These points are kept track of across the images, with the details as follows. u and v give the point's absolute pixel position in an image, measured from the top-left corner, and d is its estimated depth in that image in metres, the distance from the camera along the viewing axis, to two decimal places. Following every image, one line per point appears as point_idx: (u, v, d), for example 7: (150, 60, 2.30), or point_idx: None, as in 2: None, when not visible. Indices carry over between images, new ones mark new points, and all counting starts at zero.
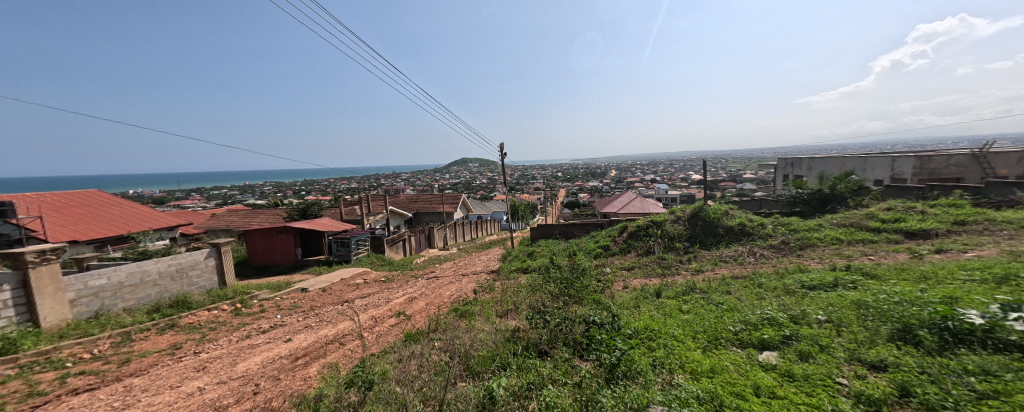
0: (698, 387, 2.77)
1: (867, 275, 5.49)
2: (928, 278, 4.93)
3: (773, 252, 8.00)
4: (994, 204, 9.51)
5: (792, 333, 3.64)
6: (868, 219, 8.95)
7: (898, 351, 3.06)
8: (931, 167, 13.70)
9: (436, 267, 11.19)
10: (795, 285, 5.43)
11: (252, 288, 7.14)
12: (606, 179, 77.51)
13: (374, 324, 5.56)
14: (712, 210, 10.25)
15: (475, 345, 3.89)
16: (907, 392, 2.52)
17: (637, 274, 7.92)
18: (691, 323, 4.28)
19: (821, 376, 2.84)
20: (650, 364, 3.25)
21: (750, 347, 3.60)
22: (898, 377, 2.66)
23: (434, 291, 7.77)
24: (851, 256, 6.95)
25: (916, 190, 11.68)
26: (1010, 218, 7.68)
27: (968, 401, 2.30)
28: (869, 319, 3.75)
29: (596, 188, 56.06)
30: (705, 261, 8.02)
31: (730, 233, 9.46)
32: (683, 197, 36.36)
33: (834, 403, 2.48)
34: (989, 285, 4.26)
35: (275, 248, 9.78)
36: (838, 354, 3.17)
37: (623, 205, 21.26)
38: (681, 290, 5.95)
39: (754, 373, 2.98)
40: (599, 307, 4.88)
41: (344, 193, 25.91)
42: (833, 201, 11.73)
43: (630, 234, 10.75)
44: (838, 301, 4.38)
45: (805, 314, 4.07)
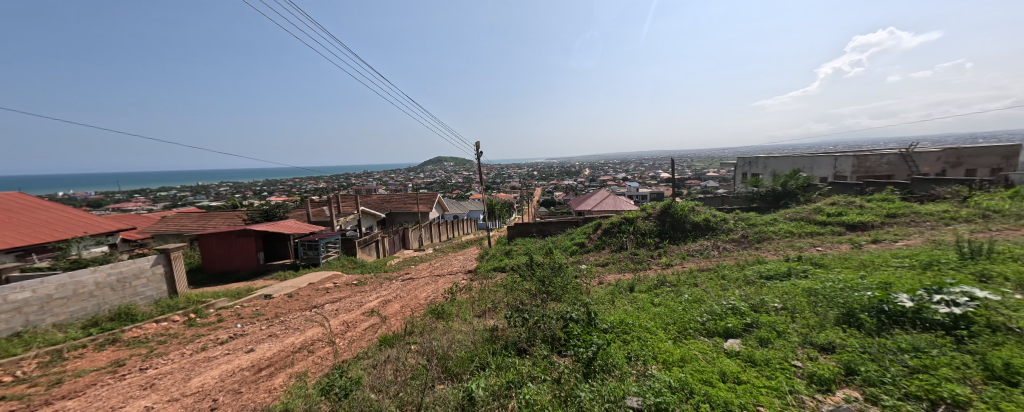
0: (669, 376, 2.87)
1: (816, 264, 5.96)
2: (866, 265, 5.44)
3: (735, 245, 8.48)
4: (919, 198, 10.63)
5: (753, 321, 3.87)
6: (817, 213, 9.72)
7: (844, 334, 3.34)
8: (868, 165, 15.13)
9: (411, 268, 10.94)
10: (755, 275, 5.79)
11: (208, 296, 6.62)
12: (580, 178, 79.09)
13: (345, 329, 5.34)
14: (680, 205, 10.66)
15: (453, 346, 3.83)
16: (852, 371, 2.75)
17: (611, 269, 8.15)
18: (662, 315, 4.45)
19: (779, 360, 3.04)
20: (625, 357, 3.34)
21: (716, 336, 3.79)
22: (844, 357, 2.90)
23: (408, 293, 7.56)
24: (802, 247, 7.53)
25: (856, 186, 12.82)
26: (933, 211, 8.61)
27: (903, 376, 2.55)
28: (818, 304, 4.07)
29: (571, 187, 57.11)
30: (674, 255, 8.38)
31: (696, 228, 9.92)
32: (652, 195, 37.81)
33: (791, 384, 2.66)
34: (917, 271, 4.75)
35: (234, 253, 9.12)
36: (794, 339, 3.40)
37: (597, 202, 21.77)
38: (652, 284, 6.18)
39: (720, 360, 3.14)
40: (575, 304, 4.96)
41: (311, 193, 24.68)
42: (786, 197, 12.65)
43: (604, 231, 11.05)
44: (792, 290, 4.72)
45: (764, 303, 4.34)
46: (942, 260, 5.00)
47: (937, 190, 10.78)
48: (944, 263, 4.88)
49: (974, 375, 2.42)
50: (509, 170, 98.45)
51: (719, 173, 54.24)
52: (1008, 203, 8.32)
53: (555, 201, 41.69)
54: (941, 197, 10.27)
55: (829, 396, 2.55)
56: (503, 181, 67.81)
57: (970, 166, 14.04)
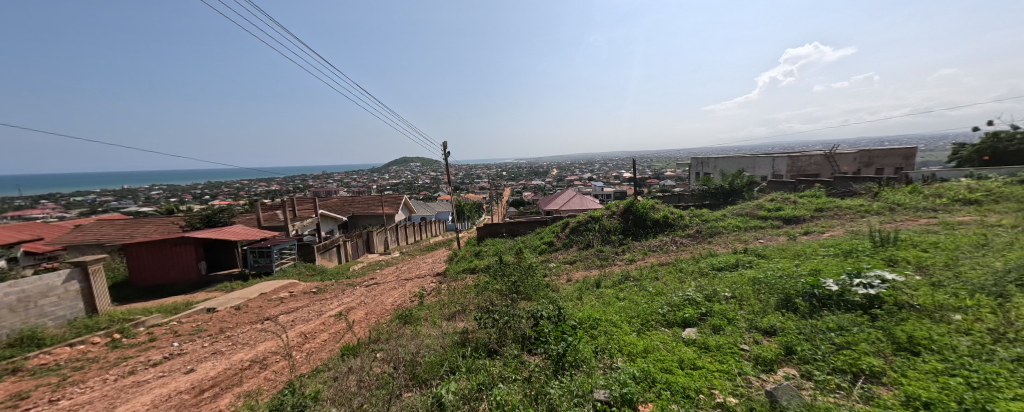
0: (634, 367, 2.99)
1: (760, 255, 6.55)
2: (800, 254, 6.07)
3: (691, 240, 9.07)
4: (841, 194, 12.04)
5: (706, 310, 4.16)
6: (759, 208, 10.66)
7: (783, 317, 3.69)
8: (799, 165, 16.85)
9: (376, 273, 10.50)
10: (708, 267, 6.24)
11: (137, 313, 5.89)
12: (547, 177, 80.56)
13: (302, 340, 4.99)
14: (642, 203, 11.15)
15: (421, 352, 3.72)
16: (790, 351, 3.03)
17: (579, 267, 8.38)
18: (627, 309, 4.65)
19: (729, 345, 3.29)
20: (592, 351, 3.45)
21: (675, 326, 4.01)
22: (784, 339, 3.19)
23: (373, 299, 7.25)
24: (747, 240, 8.24)
25: (791, 184, 14.25)
26: (851, 204, 9.80)
27: (832, 352, 2.86)
28: (761, 292, 4.46)
29: (538, 187, 57.81)
30: (636, 251, 8.79)
31: (657, 225, 10.46)
32: (616, 194, 39.46)
33: (740, 367, 2.88)
34: (840, 258, 5.37)
35: (169, 264, 8.20)
36: (741, 324, 3.70)
37: (563, 202, 22.25)
38: (617, 279, 6.43)
39: (678, 349, 3.33)
40: (544, 302, 5.03)
41: (261, 196, 22.85)
42: (734, 195, 13.76)
43: (571, 230, 11.33)
44: (739, 279, 5.13)
45: (716, 292, 4.68)
46: (860, 248, 5.70)
47: (855, 186, 12.27)
48: (861, 250, 5.57)
49: (887, 347, 2.78)
50: (477, 170, 97.82)
51: (675, 172, 57.86)
52: (908, 197, 9.66)
53: (524, 201, 42.10)
54: (857, 193, 11.70)
55: (773, 375, 2.80)
56: (471, 182, 67.23)
57: (877, 165, 16.15)
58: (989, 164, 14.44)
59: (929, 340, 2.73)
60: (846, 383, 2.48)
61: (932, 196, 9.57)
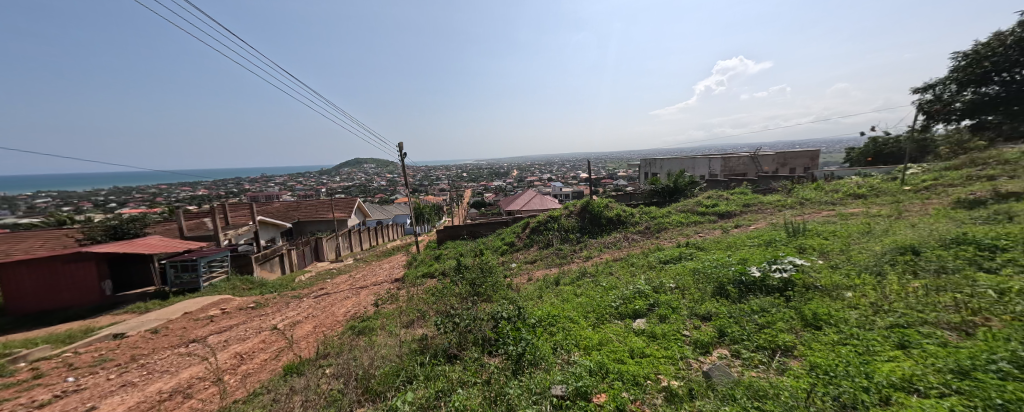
0: (590, 361, 3.13)
1: (699, 247, 7.22)
2: (732, 245, 6.79)
3: (642, 236, 9.70)
4: (764, 190, 13.66)
5: (654, 301, 4.47)
6: (698, 205, 11.72)
7: (717, 303, 4.10)
8: (730, 166, 18.77)
9: (326, 283, 9.81)
10: (656, 260, 6.74)
11: (17, 346, 4.90)
12: (507, 178, 81.30)
13: (238, 362, 4.52)
14: (597, 202, 11.68)
15: (376, 363, 3.55)
16: (722, 333, 3.38)
17: (540, 265, 8.57)
18: (583, 305, 4.84)
19: (673, 332, 3.57)
20: (550, 347, 3.56)
21: (627, 317, 4.28)
22: (718, 323, 3.55)
23: (322, 310, 6.76)
24: (688, 234, 9.03)
25: (724, 183, 15.84)
26: (772, 200, 11.17)
27: (756, 332, 3.23)
28: (701, 281, 4.91)
29: (498, 188, 58.08)
30: (593, 248, 9.20)
31: (611, 222, 11.00)
32: (573, 194, 40.90)
33: (682, 352, 3.16)
34: (764, 248, 6.10)
35: (63, 286, 6.91)
36: (683, 312, 4.04)
37: (524, 202, 22.54)
38: (575, 276, 6.69)
39: (629, 339, 3.55)
40: (504, 302, 5.08)
41: (185, 200, 20.19)
42: (678, 193, 14.93)
43: (531, 230, 11.54)
44: (682, 270, 5.62)
45: (662, 284, 5.06)
46: (778, 238, 6.53)
47: (774, 184, 14.00)
48: (779, 240, 6.38)
49: (797, 324, 3.21)
50: (434, 171, 95.51)
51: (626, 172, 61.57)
52: (815, 193, 11.24)
53: (484, 202, 41.96)
54: (776, 190, 13.36)
55: (709, 356, 3.10)
56: (430, 184, 65.61)
57: (792, 166, 18.56)
58: (871, 164, 17.27)
59: (828, 315, 3.21)
60: (766, 358, 2.82)
61: (832, 191, 11.24)
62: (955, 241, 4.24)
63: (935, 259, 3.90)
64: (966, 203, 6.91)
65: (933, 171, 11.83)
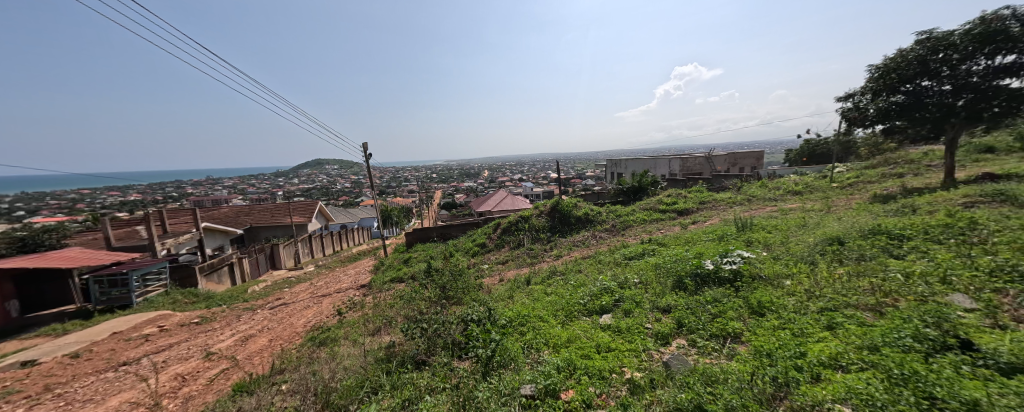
0: (558, 358, 3.20)
1: (661, 243, 7.62)
2: (690, 240, 7.23)
3: (609, 234, 10.05)
4: (717, 188, 14.69)
5: (619, 297, 4.65)
6: (659, 203, 12.35)
7: (676, 295, 4.35)
8: (687, 166, 19.98)
9: (283, 292, 9.20)
10: (621, 257, 7.03)
11: None
12: (478, 179, 81.00)
13: (179, 384, 4.11)
14: (566, 202, 11.93)
15: (339, 375, 3.40)
16: (680, 324, 3.58)
17: (511, 266, 8.61)
18: (553, 303, 4.93)
19: (636, 325, 3.74)
20: (520, 347, 3.59)
21: (594, 314, 4.41)
22: (677, 314, 3.76)
23: (279, 322, 6.32)
24: (651, 230, 9.49)
25: (682, 182, 16.81)
26: (723, 197, 12.03)
27: (710, 321, 3.46)
28: (662, 275, 5.19)
29: (468, 189, 57.61)
30: (562, 247, 9.39)
31: (580, 221, 11.28)
32: (544, 194, 41.55)
33: (644, 344, 3.32)
34: (718, 242, 6.56)
35: None
36: (646, 306, 4.24)
37: (495, 203, 22.54)
38: (546, 275, 6.79)
39: (596, 335, 3.66)
40: (474, 304, 5.04)
41: (114, 206, 18.02)
42: (641, 192, 15.64)
43: (502, 231, 11.55)
44: (645, 266, 5.89)
45: (627, 280, 5.28)
46: (729, 232, 7.05)
47: (726, 182, 15.10)
48: (731, 234, 6.89)
49: (745, 312, 3.48)
50: (401, 172, 92.72)
51: (594, 172, 63.50)
52: (760, 190, 12.27)
53: (454, 203, 41.40)
54: (727, 187, 14.42)
55: (669, 346, 3.28)
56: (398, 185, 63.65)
57: (741, 165, 20.09)
58: (806, 163, 19.20)
59: (770, 303, 3.51)
60: (718, 345, 3.04)
61: (774, 188, 12.32)
62: (872, 231, 4.81)
63: (857, 248, 4.40)
64: (881, 197, 7.88)
65: (856, 170, 13.35)
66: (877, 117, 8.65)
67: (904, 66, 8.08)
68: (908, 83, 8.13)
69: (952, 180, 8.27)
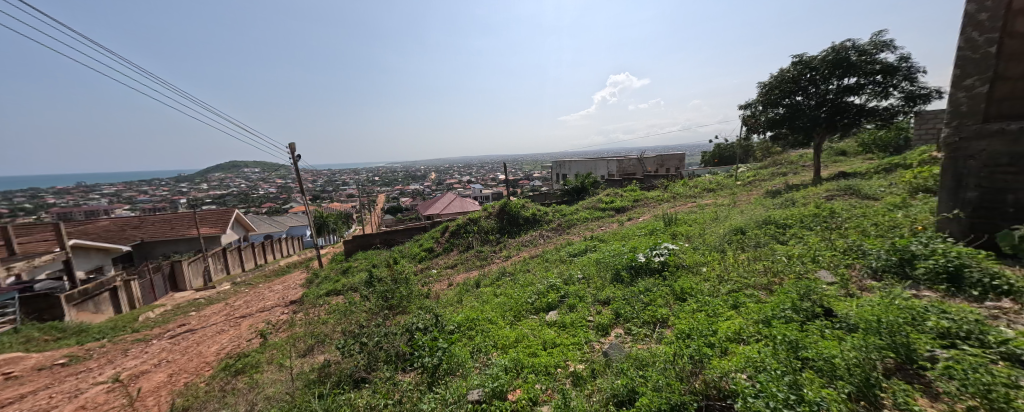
0: (505, 359, 3.21)
1: (602, 239, 8.13)
2: (627, 235, 7.82)
3: (555, 233, 10.42)
4: (648, 187, 16.13)
5: (564, 294, 4.85)
6: (600, 202, 13.17)
7: (614, 288, 4.67)
8: (623, 167, 21.60)
9: (190, 317, 7.90)
10: (566, 254, 7.34)
11: None
12: (424, 181, 78.42)
13: None
14: (514, 203, 12.06)
15: (262, 406, 3.02)
16: (618, 315, 3.85)
17: (460, 269, 8.46)
18: (501, 304, 4.95)
19: (579, 319, 3.93)
20: (468, 352, 3.54)
21: (541, 311, 4.54)
22: (615, 306, 4.04)
23: (184, 353, 5.42)
24: (593, 228, 10.07)
25: (619, 182, 18.13)
26: (653, 195, 13.24)
27: (642, 309, 3.77)
28: (602, 270, 5.53)
29: (414, 192, 55.43)
30: (511, 247, 9.50)
31: (528, 222, 11.51)
32: (492, 195, 41.69)
33: (587, 336, 3.50)
34: (650, 236, 7.20)
35: None
36: (588, 300, 4.48)
37: (443, 206, 22.01)
38: (495, 276, 6.81)
39: (543, 332, 3.76)
40: (420, 312, 4.86)
41: None
42: (582, 192, 16.51)
43: (451, 234, 11.35)
44: (587, 262, 6.23)
45: (571, 276, 5.52)
46: (659, 227, 7.78)
47: (655, 181, 16.67)
48: (660, 228, 7.62)
49: (670, 298, 3.87)
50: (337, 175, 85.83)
51: (540, 173, 65.37)
52: (683, 188, 13.76)
53: (398, 208, 39.52)
54: (656, 186, 15.92)
55: (608, 336, 3.51)
56: (333, 190, 58.75)
57: (668, 166, 22.32)
58: (718, 164, 22.12)
59: (690, 288, 3.96)
60: (649, 331, 3.33)
61: (693, 186, 13.92)
62: (765, 221, 5.68)
63: (754, 236, 5.17)
64: (771, 193, 9.37)
65: (754, 169, 15.69)
66: (767, 126, 10.22)
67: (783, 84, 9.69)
68: (787, 98, 9.77)
69: (821, 177, 10.12)
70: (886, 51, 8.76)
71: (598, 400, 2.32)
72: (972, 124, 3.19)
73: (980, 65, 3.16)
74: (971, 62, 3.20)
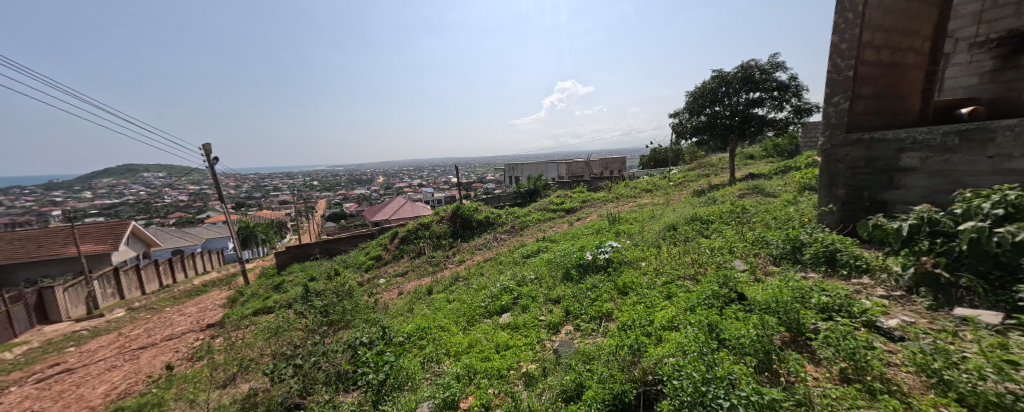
0: (458, 367, 3.15)
1: (553, 239, 8.38)
2: (577, 235, 8.15)
3: (508, 235, 10.48)
4: (594, 188, 17.04)
5: (517, 295, 4.90)
6: (550, 203, 13.57)
7: (564, 286, 4.83)
8: (570, 170, 22.54)
9: (67, 354, 6.48)
10: (520, 256, 7.43)
11: None
12: (370, 185, 74.20)
13: None
14: (466, 206, 11.86)
15: None
16: (568, 312, 3.99)
17: (411, 277, 8.11)
18: (454, 311, 4.85)
19: (530, 320, 4.00)
20: (418, 363, 3.40)
21: (495, 315, 4.53)
22: (565, 304, 4.18)
23: (57, 399, 4.42)
24: (545, 229, 10.35)
25: (568, 184, 18.87)
26: (599, 196, 13.99)
27: (589, 306, 3.95)
28: (554, 269, 5.69)
29: (359, 197, 52.05)
30: (465, 252, 9.35)
31: (481, 225, 11.41)
32: (444, 198, 40.74)
33: (539, 336, 3.57)
34: (597, 234, 7.60)
35: None
36: (539, 300, 4.57)
37: (392, 212, 20.99)
38: (448, 282, 6.64)
39: (496, 335, 3.75)
40: (366, 325, 4.56)
41: None
42: (534, 194, 16.87)
43: (401, 240, 10.92)
44: (539, 262, 6.38)
45: (524, 277, 5.60)
46: (605, 226, 8.26)
47: (600, 183, 17.67)
48: (606, 227, 8.08)
49: (614, 293, 4.12)
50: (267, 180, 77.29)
51: (493, 176, 65.54)
52: (624, 189, 14.76)
53: (341, 214, 36.74)
54: (600, 187, 16.90)
55: (558, 334, 3.61)
56: (262, 197, 52.71)
57: (612, 169, 23.79)
58: (654, 166, 24.13)
59: (630, 282, 4.24)
60: (595, 325, 3.50)
61: (633, 187, 15.02)
62: (692, 218, 6.31)
63: (683, 232, 5.73)
64: (697, 192, 10.46)
65: (684, 172, 17.41)
66: (692, 132, 11.45)
67: (704, 95, 10.96)
68: (707, 108, 11.03)
69: (735, 178, 11.55)
70: (779, 71, 10.33)
71: (548, 398, 2.37)
72: (839, 134, 3.85)
73: (843, 86, 3.83)
74: (837, 83, 3.86)
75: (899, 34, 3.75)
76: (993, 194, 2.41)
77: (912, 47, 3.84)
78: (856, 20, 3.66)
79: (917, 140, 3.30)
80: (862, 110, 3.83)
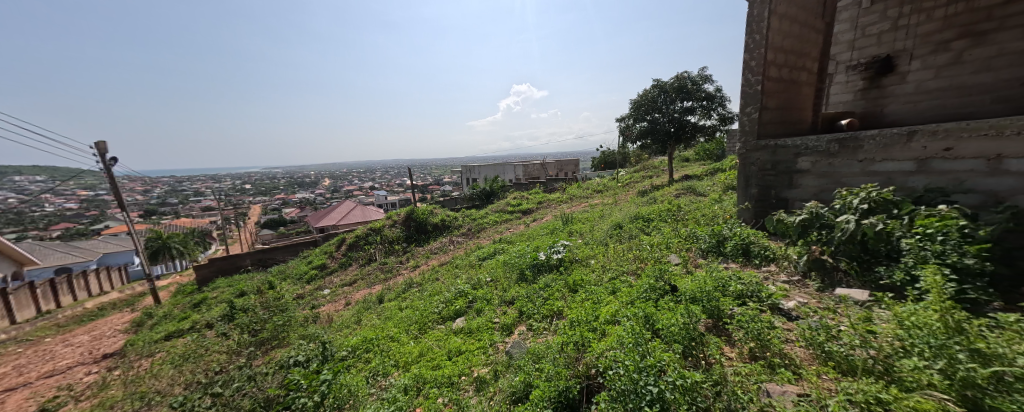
0: (405, 379, 3.01)
1: (509, 241, 8.43)
2: (532, 236, 8.29)
3: (465, 238, 10.30)
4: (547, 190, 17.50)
5: (472, 299, 4.83)
6: (507, 205, 13.64)
7: (518, 288, 4.85)
8: (526, 171, 22.91)
9: None
10: (476, 259, 7.35)
11: None
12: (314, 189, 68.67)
13: None
14: (421, 209, 11.46)
15: None
16: (521, 313, 4.02)
17: (360, 286, 7.60)
18: (405, 319, 4.63)
19: (483, 323, 3.96)
20: (362, 378, 3.20)
21: (449, 320, 4.43)
22: (518, 305, 4.20)
23: None
24: (502, 230, 10.37)
25: (523, 186, 19.17)
26: (553, 197, 14.39)
27: (541, 306, 3.99)
28: (509, 270, 5.71)
29: (301, 201, 47.95)
30: (419, 257, 9.02)
31: (436, 228, 11.06)
32: (398, 201, 39.10)
33: (491, 338, 3.56)
34: (551, 235, 7.80)
35: None
36: (494, 303, 4.55)
37: (340, 217, 19.61)
38: (401, 289, 6.35)
39: (448, 341, 3.65)
40: (306, 341, 4.20)
41: None
42: (490, 196, 16.86)
43: (349, 246, 10.26)
44: (496, 264, 6.38)
45: (479, 280, 5.56)
46: (558, 226, 8.50)
47: (554, 185, 18.17)
48: (559, 228, 8.31)
49: (565, 291, 4.24)
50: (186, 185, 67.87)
51: (450, 178, 64.43)
52: (576, 190, 15.34)
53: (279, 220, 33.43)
54: (555, 188, 17.40)
55: (511, 335, 3.63)
56: (181, 203, 46.20)
57: (566, 170, 24.61)
58: (605, 168, 25.42)
59: (580, 280, 4.40)
60: (546, 324, 3.57)
61: (585, 188, 15.68)
62: (635, 217, 6.73)
63: (627, 230, 6.07)
64: (641, 193, 11.16)
65: (630, 173, 18.53)
66: (636, 137, 12.25)
67: (644, 103, 11.80)
68: (648, 114, 11.87)
69: (673, 179, 12.55)
70: (707, 83, 11.45)
71: (498, 401, 2.37)
72: (751, 140, 4.36)
73: (753, 98, 4.33)
74: (749, 95, 4.37)
75: (794, 55, 4.37)
76: (862, 192, 2.90)
77: (805, 68, 4.50)
78: (762, 41, 4.16)
79: (809, 146, 3.85)
80: (768, 120, 4.36)
